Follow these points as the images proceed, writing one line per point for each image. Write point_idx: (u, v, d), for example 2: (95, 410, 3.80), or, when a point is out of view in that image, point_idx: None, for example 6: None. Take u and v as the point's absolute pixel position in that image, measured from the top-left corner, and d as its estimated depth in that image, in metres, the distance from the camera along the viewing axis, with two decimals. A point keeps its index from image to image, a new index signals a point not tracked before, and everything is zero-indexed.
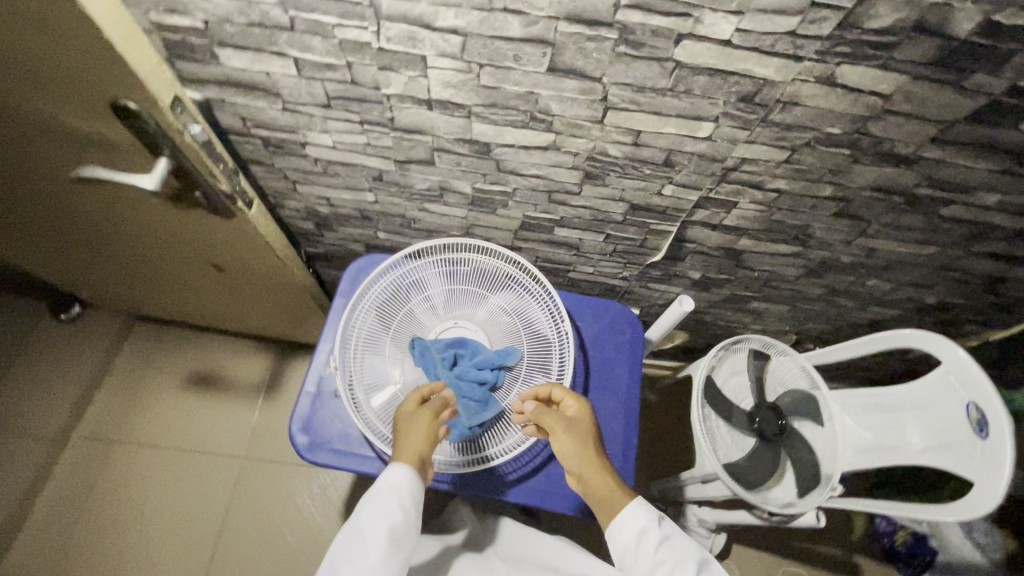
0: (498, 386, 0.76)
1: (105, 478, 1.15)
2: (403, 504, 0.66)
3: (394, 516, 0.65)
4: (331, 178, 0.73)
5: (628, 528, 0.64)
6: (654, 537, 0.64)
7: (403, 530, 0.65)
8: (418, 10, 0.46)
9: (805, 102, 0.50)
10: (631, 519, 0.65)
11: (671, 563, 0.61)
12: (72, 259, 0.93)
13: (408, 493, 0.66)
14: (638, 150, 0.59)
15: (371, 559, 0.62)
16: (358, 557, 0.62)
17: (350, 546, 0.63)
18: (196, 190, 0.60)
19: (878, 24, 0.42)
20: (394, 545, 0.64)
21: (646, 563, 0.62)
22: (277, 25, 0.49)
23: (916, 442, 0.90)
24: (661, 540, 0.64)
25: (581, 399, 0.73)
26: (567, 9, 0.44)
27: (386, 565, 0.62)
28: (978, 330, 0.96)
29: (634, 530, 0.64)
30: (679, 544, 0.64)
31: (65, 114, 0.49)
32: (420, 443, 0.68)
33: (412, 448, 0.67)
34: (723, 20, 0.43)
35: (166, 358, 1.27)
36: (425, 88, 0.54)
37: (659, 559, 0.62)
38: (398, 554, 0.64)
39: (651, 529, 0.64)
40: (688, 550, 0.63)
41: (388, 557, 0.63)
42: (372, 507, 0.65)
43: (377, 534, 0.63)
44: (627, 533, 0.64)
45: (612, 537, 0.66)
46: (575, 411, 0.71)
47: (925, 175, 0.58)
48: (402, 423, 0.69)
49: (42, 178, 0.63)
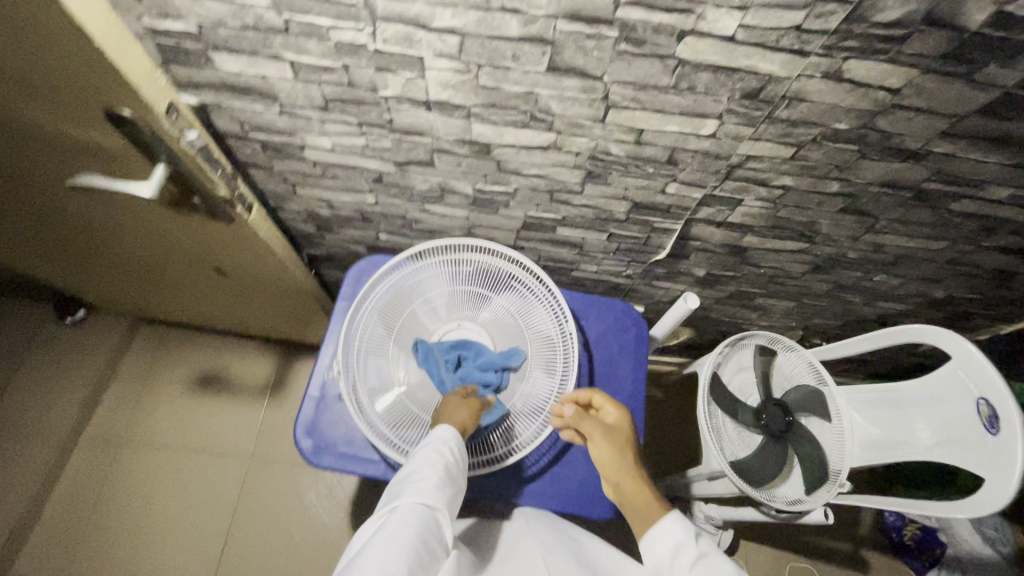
0: (502, 388, 0.77)
1: (114, 480, 1.16)
2: (451, 443, 0.65)
3: (443, 451, 0.64)
4: (330, 180, 0.72)
5: (662, 541, 0.62)
6: (688, 553, 0.60)
7: (454, 466, 0.64)
8: (414, 11, 0.45)
9: (811, 98, 0.49)
10: (665, 531, 0.63)
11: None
12: (75, 265, 0.93)
13: (456, 437, 0.66)
14: (641, 148, 0.59)
15: (425, 486, 0.60)
16: (413, 485, 0.61)
17: (405, 479, 0.62)
18: (195, 196, 0.59)
19: (885, 17, 0.41)
20: (447, 477, 0.62)
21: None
22: (271, 28, 0.48)
23: (924, 437, 0.89)
24: (696, 556, 0.59)
25: (622, 409, 0.74)
26: (566, 7, 0.43)
27: (440, 494, 0.60)
28: (989, 324, 0.95)
29: (668, 544, 0.62)
30: (716, 563, 0.59)
31: (60, 123, 0.49)
32: (462, 416, 0.69)
33: (453, 418, 0.68)
34: (727, 16, 0.42)
35: (171, 360, 1.27)
36: (423, 89, 0.54)
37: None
38: (452, 487, 0.62)
39: (686, 544, 0.61)
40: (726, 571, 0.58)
41: (442, 486, 0.61)
42: (423, 447, 0.65)
43: (429, 466, 0.62)
44: (661, 547, 0.62)
45: (646, 550, 0.64)
46: (613, 419, 0.72)
47: (935, 170, 0.56)
48: (445, 404, 0.71)
49: (41, 186, 0.63)
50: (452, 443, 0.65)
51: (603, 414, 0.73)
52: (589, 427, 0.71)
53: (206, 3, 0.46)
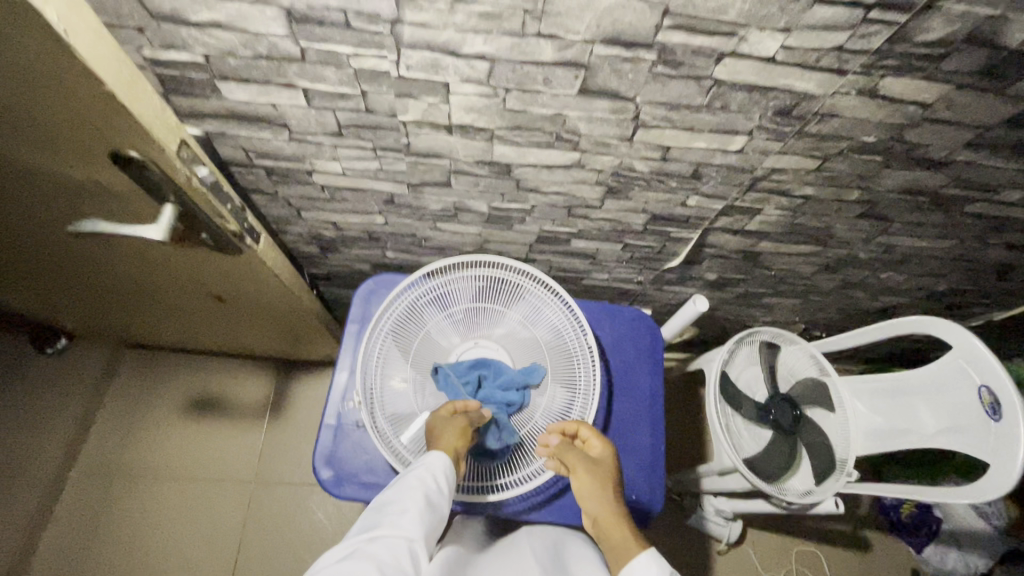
0: (523, 407, 0.76)
1: (111, 515, 1.11)
2: (436, 472, 0.63)
3: (427, 480, 0.62)
4: (338, 203, 0.69)
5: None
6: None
7: (436, 498, 0.61)
8: (444, 37, 0.42)
9: (843, 114, 0.49)
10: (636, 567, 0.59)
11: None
12: (56, 298, 0.88)
13: (443, 469, 0.64)
14: (666, 164, 0.58)
15: (406, 516, 0.57)
16: (392, 515, 0.58)
17: (384, 507, 0.59)
18: (202, 232, 0.56)
19: (928, 37, 0.40)
20: (429, 506, 0.60)
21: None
22: (287, 56, 0.45)
23: (929, 425, 0.86)
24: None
25: (607, 441, 0.73)
26: (605, 31, 0.41)
27: (421, 526, 0.57)
28: (984, 312, 0.98)
29: None
30: None
31: (53, 167, 0.45)
32: (457, 438, 0.67)
33: (447, 442, 0.67)
34: (770, 38, 0.41)
35: (162, 385, 1.22)
36: (446, 113, 0.51)
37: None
38: (433, 517, 0.60)
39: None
40: None
41: (422, 517, 0.58)
42: (407, 475, 0.63)
43: (411, 495, 0.60)
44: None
45: None
46: (597, 451, 0.71)
47: (955, 177, 0.57)
48: (436, 423, 0.69)
49: (28, 225, 0.58)
50: (440, 468, 0.64)
51: (588, 445, 0.72)
52: (573, 458, 0.69)
53: (216, 33, 0.43)
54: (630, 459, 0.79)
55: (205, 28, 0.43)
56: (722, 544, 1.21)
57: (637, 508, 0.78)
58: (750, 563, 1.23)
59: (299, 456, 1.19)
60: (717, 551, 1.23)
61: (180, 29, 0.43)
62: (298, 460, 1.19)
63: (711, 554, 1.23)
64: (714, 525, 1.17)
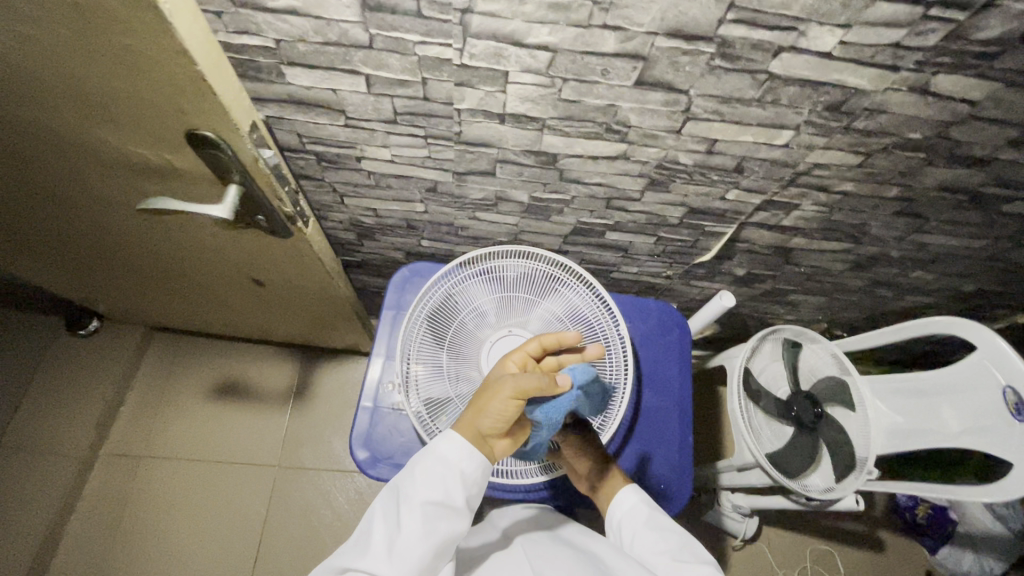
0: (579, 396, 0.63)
1: (138, 495, 1.12)
2: (450, 481, 0.58)
3: (433, 492, 0.57)
4: (382, 190, 0.71)
5: (624, 508, 0.69)
6: (643, 514, 0.68)
7: (440, 512, 0.57)
8: (511, 27, 0.44)
9: (892, 110, 0.50)
10: (624, 498, 0.70)
11: (655, 539, 0.65)
12: (95, 279, 0.89)
13: (457, 472, 0.58)
14: (710, 158, 0.59)
15: (400, 535, 0.55)
16: (389, 531, 0.55)
17: (385, 515, 0.57)
18: (258, 213, 0.58)
19: (984, 35, 0.41)
20: (430, 525, 0.56)
21: (635, 537, 0.67)
22: (355, 43, 0.47)
23: (951, 424, 0.81)
24: (647, 519, 0.68)
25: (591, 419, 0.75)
26: (669, 24, 0.42)
27: (417, 550, 0.54)
28: (1007, 314, 1.00)
29: (628, 509, 0.69)
30: (666, 527, 0.67)
31: (129, 145, 0.47)
32: (486, 422, 0.58)
33: (475, 420, 0.59)
34: (829, 33, 0.42)
35: (187, 369, 1.24)
36: (501, 102, 0.53)
37: (646, 535, 0.66)
38: (436, 534, 0.56)
39: (641, 505, 0.69)
40: (674, 537, 0.65)
41: (419, 540, 0.55)
42: (419, 468, 0.59)
43: (411, 508, 0.56)
44: (620, 513, 0.69)
45: (611, 517, 0.70)
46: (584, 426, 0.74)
47: (995, 175, 0.58)
48: (484, 393, 0.60)
49: (87, 202, 0.60)
50: (455, 466, 0.58)
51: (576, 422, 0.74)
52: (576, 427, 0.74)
53: (290, 19, 0.45)
54: (657, 449, 0.81)
55: (279, 14, 0.44)
56: (737, 539, 1.21)
57: (663, 497, 0.80)
58: (765, 560, 1.23)
59: (321, 441, 1.21)
60: (732, 546, 1.23)
61: (256, 15, 0.44)
62: (320, 445, 1.21)
63: (726, 549, 1.23)
64: (731, 520, 1.17)
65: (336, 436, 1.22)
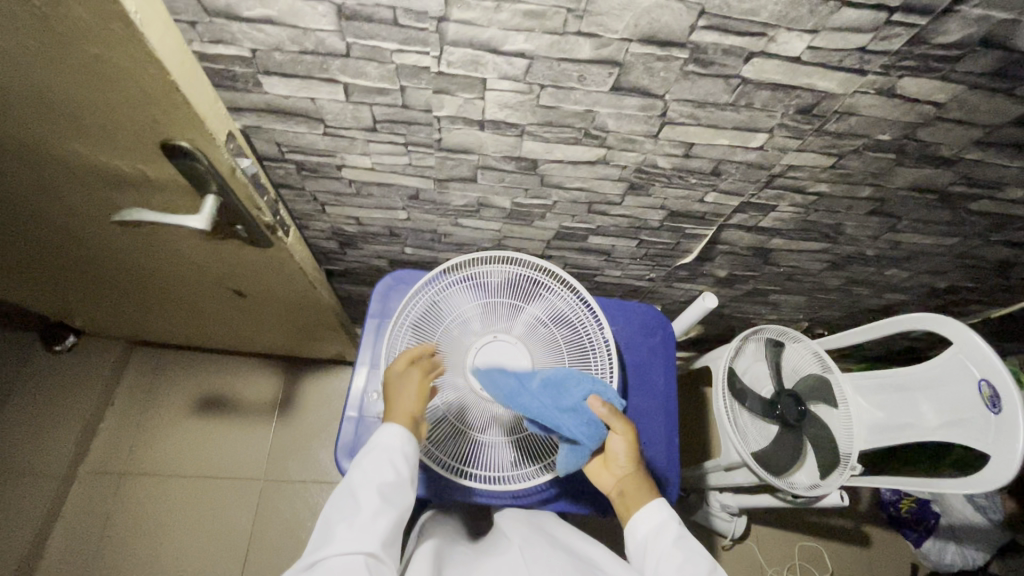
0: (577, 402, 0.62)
1: (119, 514, 1.10)
2: (398, 461, 0.61)
3: (384, 475, 0.59)
4: (364, 198, 0.71)
5: (648, 523, 0.64)
6: (670, 532, 0.62)
7: (395, 489, 0.59)
8: (487, 35, 0.44)
9: (862, 112, 0.51)
10: (651, 513, 0.64)
11: (680, 559, 0.59)
12: (71, 293, 0.87)
13: (402, 452, 0.61)
14: (688, 161, 0.60)
15: (361, 519, 0.56)
16: (349, 519, 0.56)
17: (340, 511, 0.58)
18: (238, 223, 0.57)
19: (945, 39, 0.43)
20: (387, 501, 0.58)
21: (657, 557, 0.61)
22: (331, 52, 0.47)
23: (929, 419, 0.83)
24: (669, 540, 0.62)
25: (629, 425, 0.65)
26: (642, 31, 0.43)
27: (380, 523, 0.57)
28: (980, 308, 1.02)
29: (652, 524, 0.63)
30: (689, 550, 0.60)
31: (104, 157, 0.46)
32: (416, 402, 0.64)
33: (405, 407, 0.64)
34: (797, 39, 0.43)
35: (169, 383, 1.21)
36: (480, 109, 0.53)
37: (669, 554, 0.60)
38: (393, 509, 0.58)
39: (669, 523, 0.63)
40: (698, 561, 0.59)
41: (380, 515, 0.57)
42: (365, 459, 0.61)
43: (367, 493, 0.58)
44: (646, 528, 0.63)
45: (632, 530, 0.64)
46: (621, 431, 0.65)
47: (962, 175, 0.60)
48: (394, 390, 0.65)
49: (60, 214, 0.58)
50: (400, 451, 0.61)
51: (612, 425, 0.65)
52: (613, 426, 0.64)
53: (266, 29, 0.44)
54: (644, 452, 0.81)
55: (255, 24, 0.44)
56: (727, 538, 1.22)
57: None
58: (755, 559, 1.24)
59: (307, 453, 1.19)
60: (722, 545, 1.24)
61: (231, 24, 0.44)
62: (306, 457, 1.19)
63: (716, 548, 1.24)
64: (720, 520, 1.18)
65: (322, 447, 1.20)
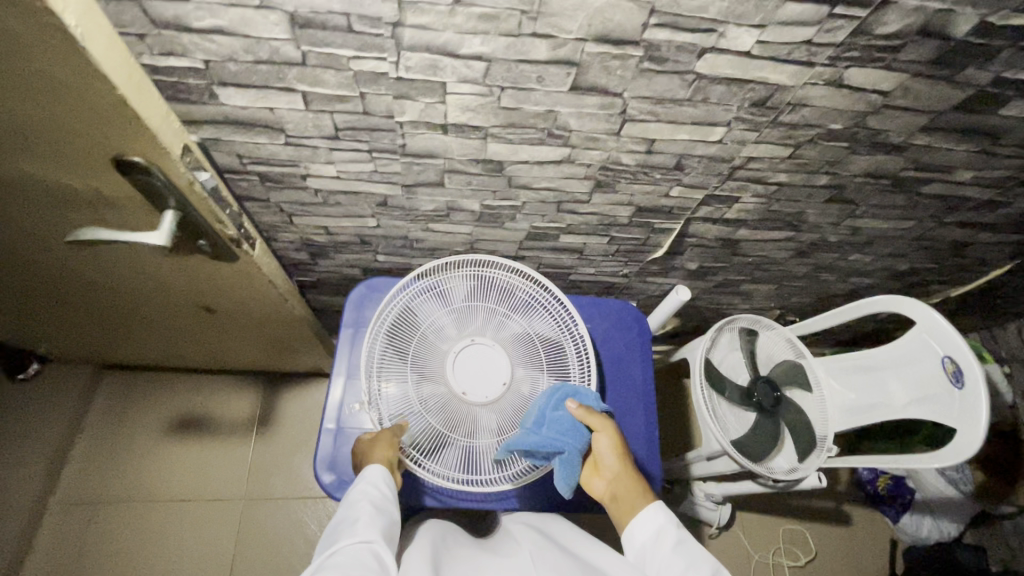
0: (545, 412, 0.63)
1: (93, 544, 1.06)
2: (378, 481, 0.63)
3: (371, 492, 0.61)
4: (332, 207, 0.71)
5: (644, 528, 0.63)
6: (669, 540, 0.61)
7: (383, 502, 0.61)
8: (443, 39, 0.44)
9: (813, 103, 0.53)
10: (645, 521, 0.63)
11: (681, 566, 0.58)
12: (30, 319, 0.84)
13: (383, 477, 0.64)
14: (650, 157, 0.61)
15: (360, 524, 0.56)
16: (346, 529, 0.56)
17: (335, 533, 0.57)
18: (200, 237, 0.56)
19: (887, 30, 0.44)
20: (379, 509, 0.60)
21: (657, 565, 0.60)
22: (287, 61, 0.46)
23: (898, 398, 0.85)
24: (669, 546, 0.60)
25: (608, 424, 0.66)
26: (596, 30, 0.44)
27: (377, 523, 0.57)
28: (941, 288, 1.06)
29: (649, 529, 0.63)
30: (693, 552, 0.59)
31: (51, 175, 0.45)
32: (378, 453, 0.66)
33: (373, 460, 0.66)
34: (746, 34, 0.44)
35: (141, 406, 1.18)
36: (442, 113, 0.53)
37: (669, 562, 0.59)
38: (386, 517, 0.59)
39: (666, 530, 0.62)
40: (700, 561, 0.58)
41: (375, 517, 0.58)
42: (350, 492, 0.62)
43: (358, 506, 0.59)
44: (642, 536, 0.63)
45: (631, 537, 0.64)
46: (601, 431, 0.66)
47: (913, 160, 0.62)
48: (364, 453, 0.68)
49: (11, 237, 0.56)
50: (382, 483, 0.63)
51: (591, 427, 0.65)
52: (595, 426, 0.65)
53: (219, 38, 0.44)
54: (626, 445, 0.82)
55: (207, 34, 0.43)
56: (713, 527, 1.23)
57: None
58: (741, 545, 1.26)
59: (288, 468, 1.17)
60: (708, 534, 1.26)
61: (181, 36, 0.43)
62: (287, 471, 1.17)
63: (703, 537, 1.25)
64: (705, 509, 1.19)
65: (304, 461, 1.18)
